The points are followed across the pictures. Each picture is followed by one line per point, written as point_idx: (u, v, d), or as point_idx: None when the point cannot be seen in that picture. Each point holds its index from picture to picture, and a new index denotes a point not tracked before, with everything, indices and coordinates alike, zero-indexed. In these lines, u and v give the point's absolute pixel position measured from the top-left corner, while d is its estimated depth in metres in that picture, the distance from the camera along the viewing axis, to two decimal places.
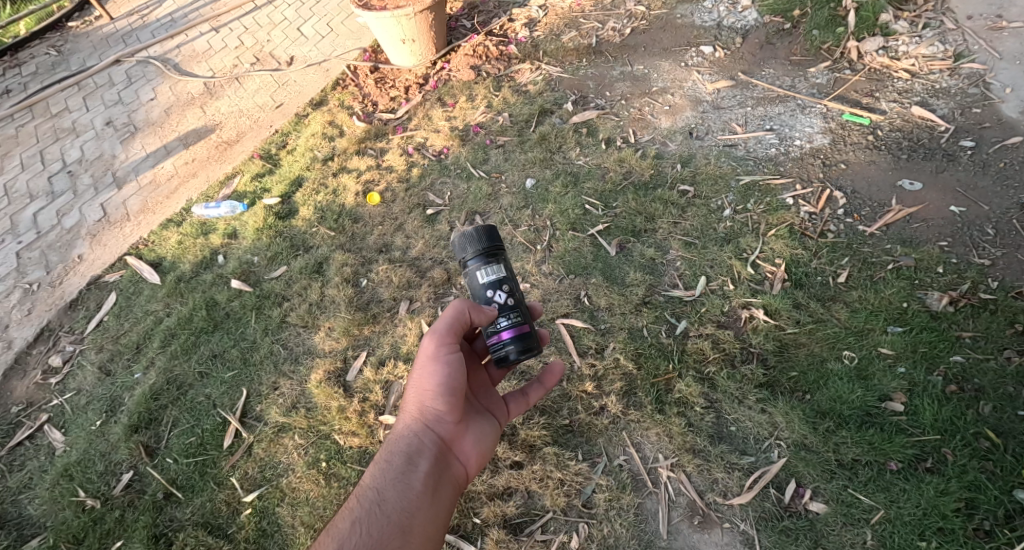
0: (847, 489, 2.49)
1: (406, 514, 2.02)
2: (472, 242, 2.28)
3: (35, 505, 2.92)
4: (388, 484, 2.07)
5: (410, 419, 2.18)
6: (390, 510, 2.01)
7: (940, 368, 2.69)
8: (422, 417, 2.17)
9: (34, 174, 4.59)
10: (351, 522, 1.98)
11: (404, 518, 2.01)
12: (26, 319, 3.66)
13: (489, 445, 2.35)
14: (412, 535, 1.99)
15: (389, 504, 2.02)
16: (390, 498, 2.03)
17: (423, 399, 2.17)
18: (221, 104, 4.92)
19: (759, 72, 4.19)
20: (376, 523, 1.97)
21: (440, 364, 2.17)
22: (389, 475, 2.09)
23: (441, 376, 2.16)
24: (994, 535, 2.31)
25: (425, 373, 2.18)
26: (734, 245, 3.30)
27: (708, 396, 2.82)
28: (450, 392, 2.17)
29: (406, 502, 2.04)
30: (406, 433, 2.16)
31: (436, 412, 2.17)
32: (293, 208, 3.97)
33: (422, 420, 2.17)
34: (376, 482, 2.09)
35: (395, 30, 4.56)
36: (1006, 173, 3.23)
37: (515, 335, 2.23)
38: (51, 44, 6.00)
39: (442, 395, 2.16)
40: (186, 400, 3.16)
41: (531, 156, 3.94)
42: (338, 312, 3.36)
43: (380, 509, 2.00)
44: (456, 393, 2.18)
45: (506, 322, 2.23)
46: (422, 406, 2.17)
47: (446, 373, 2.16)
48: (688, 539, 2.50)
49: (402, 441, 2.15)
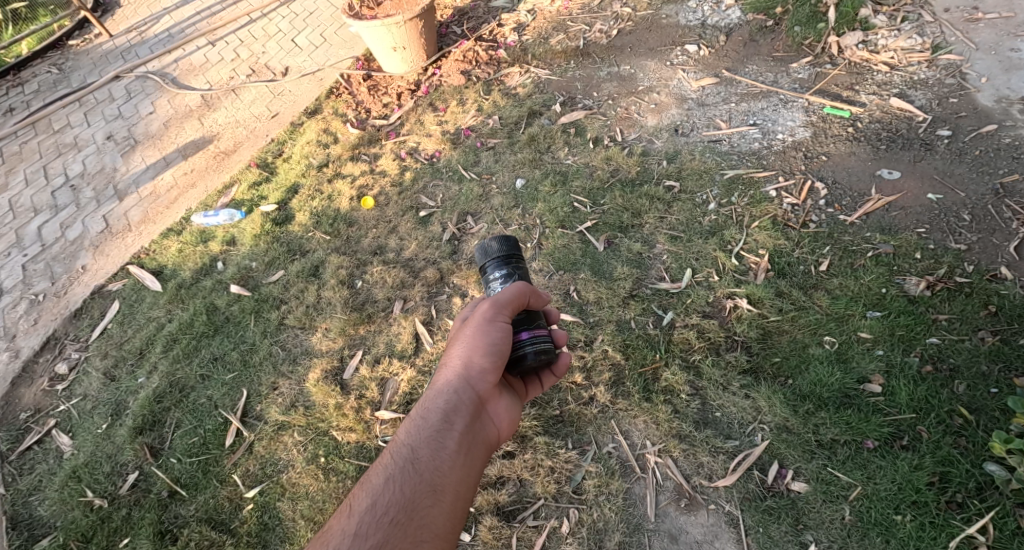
0: (826, 468, 2.57)
1: (440, 474, 1.97)
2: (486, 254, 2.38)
3: (45, 506, 3.02)
4: (423, 442, 2.04)
5: (451, 375, 2.19)
6: (425, 468, 1.97)
7: (916, 350, 2.78)
8: (464, 375, 2.17)
9: (38, 188, 4.70)
10: (385, 479, 1.94)
11: (436, 476, 1.96)
12: (33, 328, 3.77)
13: (520, 413, 2.34)
14: (445, 495, 1.94)
15: (422, 462, 1.98)
16: (425, 455, 2.00)
17: (469, 356, 2.18)
18: (219, 116, 5.03)
19: (742, 69, 4.27)
20: (409, 482, 1.93)
21: (491, 326, 2.18)
22: (426, 432, 2.06)
23: (491, 334, 2.17)
24: (966, 507, 2.39)
25: (471, 332, 2.20)
26: (718, 237, 3.38)
27: (693, 384, 2.90)
28: (497, 351, 2.19)
29: (442, 459, 2.01)
30: (446, 390, 2.16)
31: (479, 371, 2.17)
32: (289, 214, 4.07)
33: (464, 377, 2.16)
34: (411, 438, 2.05)
35: (386, 38, 4.66)
36: (981, 160, 3.31)
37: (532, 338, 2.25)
38: (53, 62, 6.14)
39: (487, 354, 2.17)
40: (189, 401, 3.26)
41: (521, 157, 4.03)
42: (335, 313, 3.46)
43: (413, 466, 1.96)
44: (504, 354, 2.20)
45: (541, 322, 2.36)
46: (465, 365, 2.17)
47: (498, 334, 2.18)
48: (675, 521, 2.58)
49: (441, 398, 2.14)
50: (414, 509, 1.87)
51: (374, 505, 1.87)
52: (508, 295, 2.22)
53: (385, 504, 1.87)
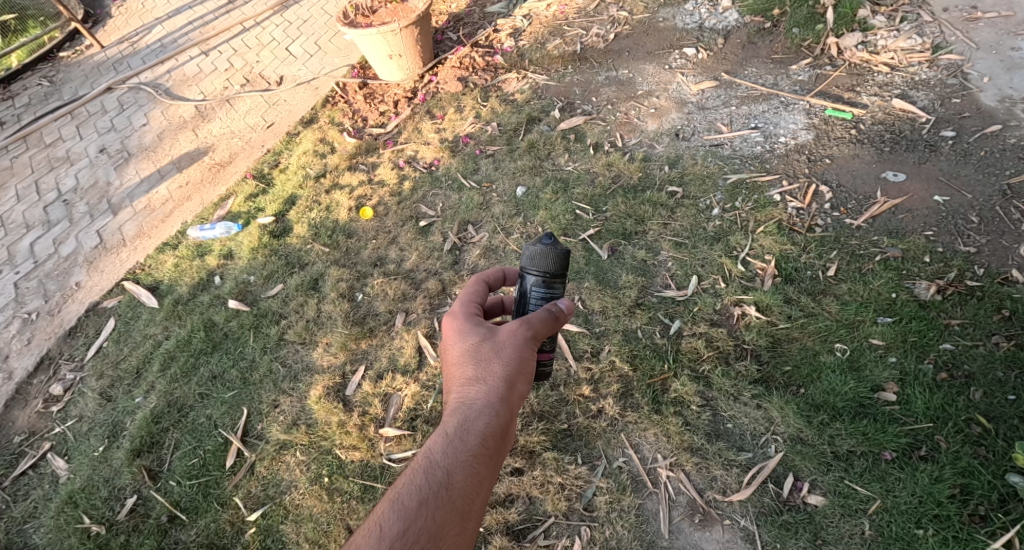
0: (844, 481, 2.52)
1: (471, 501, 1.78)
2: (545, 262, 2.12)
3: (41, 534, 2.95)
4: (458, 465, 1.80)
5: (488, 396, 1.92)
6: (458, 495, 1.76)
7: (930, 356, 2.73)
8: (502, 398, 1.93)
9: (30, 204, 4.62)
10: (417, 502, 1.71)
11: (467, 503, 1.77)
12: (26, 349, 3.68)
13: None
14: (471, 523, 1.77)
15: (457, 488, 1.77)
16: (460, 482, 1.77)
17: (509, 379, 1.96)
18: (213, 127, 4.96)
19: (742, 72, 4.22)
20: (442, 508, 1.73)
21: (531, 352, 2.03)
22: (462, 454, 1.82)
23: (531, 360, 2.02)
24: (989, 520, 2.34)
25: (512, 352, 1.99)
26: (724, 243, 3.33)
27: (703, 394, 2.84)
28: (531, 376, 2.04)
29: (475, 485, 1.80)
30: (484, 411, 1.90)
31: (514, 396, 1.97)
32: (287, 225, 4.00)
33: (504, 402, 1.93)
34: (445, 459, 1.81)
35: (382, 46, 4.60)
36: (987, 161, 3.27)
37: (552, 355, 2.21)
38: (43, 74, 6.05)
39: (523, 380, 2.00)
40: (188, 422, 3.19)
41: (521, 164, 3.98)
42: (336, 327, 3.39)
43: (447, 492, 1.75)
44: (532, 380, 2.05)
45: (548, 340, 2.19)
46: (502, 387, 1.95)
47: (534, 362, 2.04)
48: (690, 537, 2.53)
49: (479, 419, 1.88)
50: (443, 538, 1.68)
51: (406, 531, 1.66)
52: (545, 322, 2.04)
53: (417, 530, 1.67)
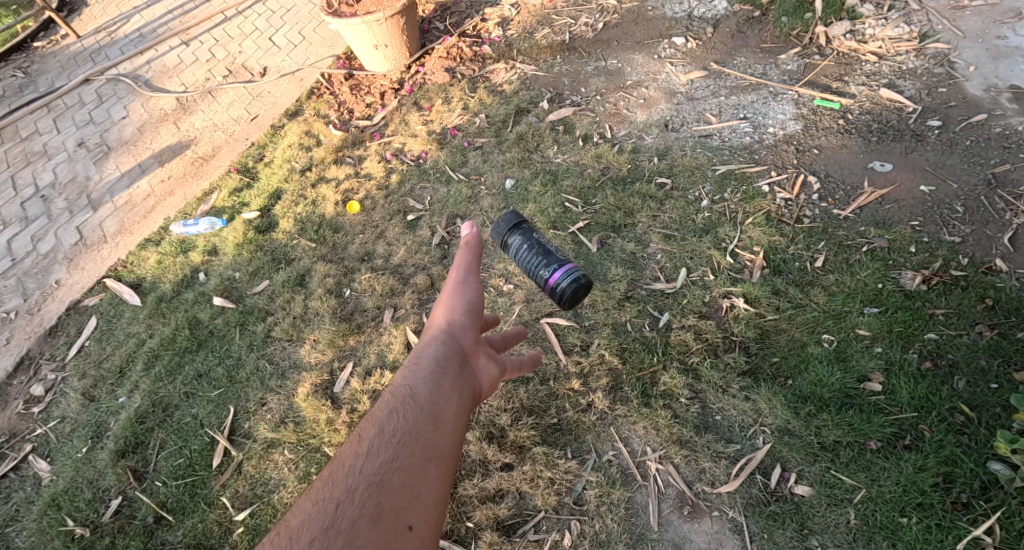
0: (830, 471, 2.54)
1: (440, 404, 1.73)
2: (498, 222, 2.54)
3: (23, 537, 2.91)
4: (419, 379, 1.80)
5: (435, 328, 1.98)
6: (424, 397, 1.73)
7: (915, 346, 2.75)
8: (447, 326, 1.98)
9: (6, 200, 4.53)
10: (386, 413, 1.70)
11: (436, 404, 1.73)
12: (5, 349, 3.62)
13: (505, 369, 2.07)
14: (446, 427, 1.69)
15: (421, 394, 1.74)
16: (422, 390, 1.76)
17: (451, 312, 2.02)
18: (196, 119, 4.88)
19: (731, 61, 4.20)
20: (410, 411, 1.69)
21: (466, 284, 2.11)
22: (421, 371, 1.81)
23: (466, 292, 2.09)
24: (971, 507, 2.37)
25: (449, 293, 2.10)
26: (712, 235, 3.33)
27: (692, 387, 2.85)
28: (476, 307, 2.07)
29: (438, 391, 1.76)
30: (432, 340, 1.94)
31: (460, 324, 2.00)
32: (273, 221, 3.95)
33: (450, 327, 1.97)
34: (406, 381, 1.81)
35: (367, 36, 4.53)
36: (973, 150, 3.28)
37: (563, 272, 2.39)
38: (18, 66, 5.92)
39: (465, 308, 2.04)
40: (173, 422, 3.16)
41: (510, 156, 3.95)
42: (323, 324, 3.36)
43: (412, 397, 1.73)
44: (479, 312, 2.07)
45: (550, 268, 2.41)
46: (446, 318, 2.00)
47: (475, 294, 2.10)
48: (679, 529, 2.54)
49: (429, 346, 1.92)
50: (417, 435, 1.63)
51: (379, 432, 1.63)
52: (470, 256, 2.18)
53: (390, 430, 1.64)
